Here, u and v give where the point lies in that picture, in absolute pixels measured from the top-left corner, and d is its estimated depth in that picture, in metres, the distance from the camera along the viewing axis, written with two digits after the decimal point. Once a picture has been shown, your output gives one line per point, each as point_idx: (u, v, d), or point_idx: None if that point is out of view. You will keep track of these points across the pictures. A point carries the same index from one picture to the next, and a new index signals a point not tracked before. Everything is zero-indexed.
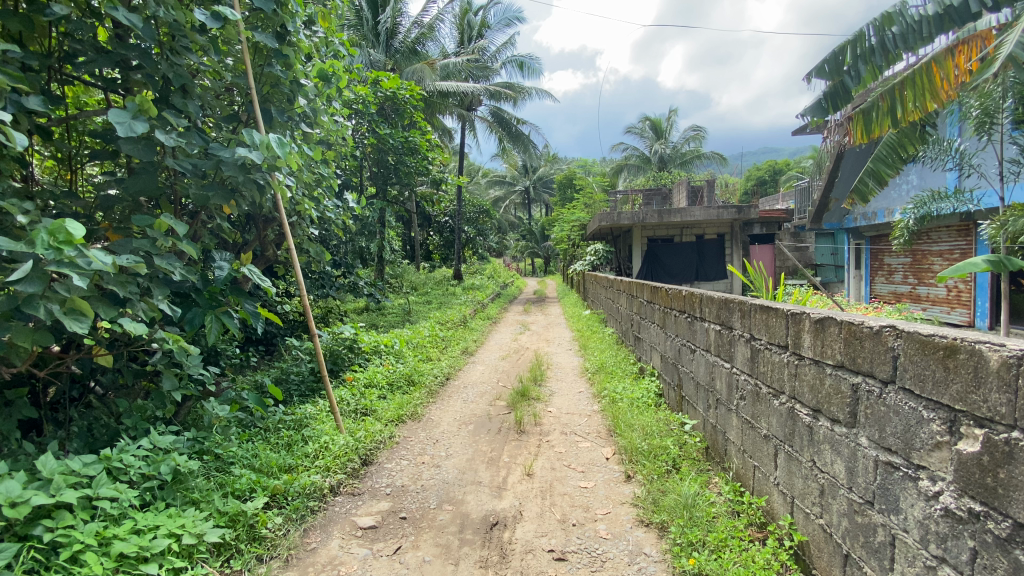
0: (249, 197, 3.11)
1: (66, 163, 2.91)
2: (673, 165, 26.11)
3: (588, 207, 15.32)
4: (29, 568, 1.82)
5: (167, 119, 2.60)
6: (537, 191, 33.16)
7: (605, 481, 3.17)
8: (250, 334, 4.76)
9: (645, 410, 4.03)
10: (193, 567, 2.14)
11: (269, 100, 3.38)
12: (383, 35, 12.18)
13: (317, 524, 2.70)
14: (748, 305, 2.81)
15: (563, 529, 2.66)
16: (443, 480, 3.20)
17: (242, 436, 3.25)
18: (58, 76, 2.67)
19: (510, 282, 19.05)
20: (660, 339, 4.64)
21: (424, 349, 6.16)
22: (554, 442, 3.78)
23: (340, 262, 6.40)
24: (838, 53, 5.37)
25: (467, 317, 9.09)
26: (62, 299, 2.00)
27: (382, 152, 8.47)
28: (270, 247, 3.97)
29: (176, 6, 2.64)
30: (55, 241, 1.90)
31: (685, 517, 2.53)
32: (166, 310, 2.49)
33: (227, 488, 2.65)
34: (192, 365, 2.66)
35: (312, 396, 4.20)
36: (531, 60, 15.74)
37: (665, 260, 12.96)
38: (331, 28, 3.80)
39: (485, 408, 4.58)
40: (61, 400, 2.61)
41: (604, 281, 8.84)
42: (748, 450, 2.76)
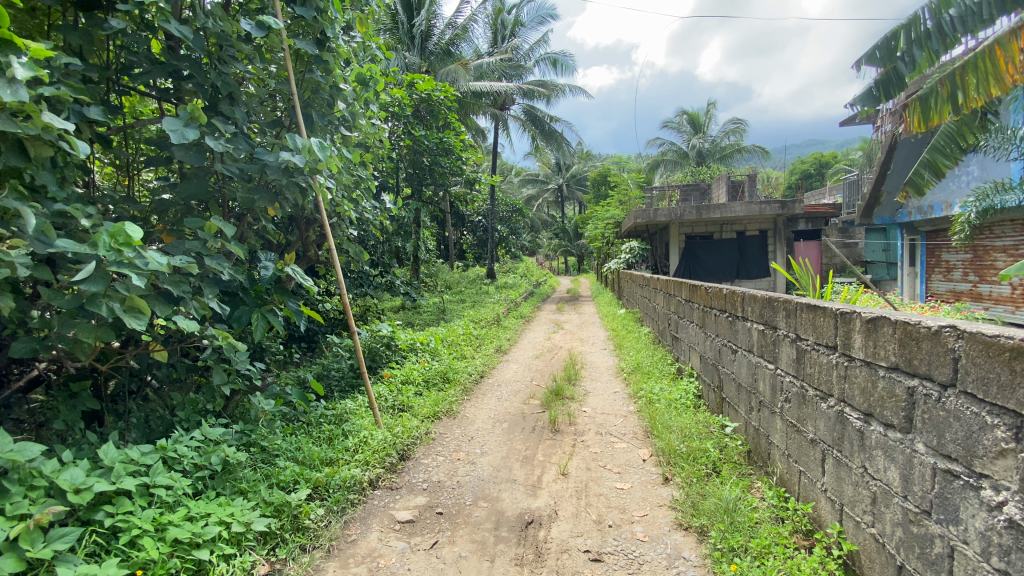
0: (293, 200, 3.22)
1: (124, 169, 3.09)
2: (711, 160, 25.47)
3: (622, 204, 15.08)
4: (92, 551, 1.96)
5: (216, 125, 2.73)
6: (570, 189, 32.90)
7: (642, 483, 3.12)
8: (294, 331, 4.93)
9: (683, 411, 3.95)
10: (242, 554, 2.24)
11: (311, 105, 3.48)
12: (418, 38, 12.39)
13: (358, 516, 2.77)
14: (793, 303, 2.70)
15: (599, 529, 2.63)
16: (478, 477, 3.23)
17: (286, 429, 3.36)
18: (116, 87, 2.84)
19: (543, 281, 19.02)
20: (700, 339, 4.52)
21: (459, 347, 6.23)
22: (589, 442, 3.75)
23: (377, 262, 6.55)
24: (890, 39, 5.12)
25: (500, 316, 9.10)
26: (122, 297, 2.12)
27: (417, 153, 8.63)
28: (311, 247, 4.10)
29: (224, 17, 2.78)
30: (115, 243, 2.03)
31: (725, 522, 2.46)
32: (215, 308, 2.61)
33: (273, 479, 2.74)
34: (239, 360, 2.77)
35: (352, 392, 4.33)
36: (565, 57, 15.65)
37: (704, 257, 12.62)
38: (369, 34, 3.91)
39: (519, 406, 4.59)
40: (121, 392, 2.77)
41: (640, 280, 8.72)
42: (794, 454, 2.66)
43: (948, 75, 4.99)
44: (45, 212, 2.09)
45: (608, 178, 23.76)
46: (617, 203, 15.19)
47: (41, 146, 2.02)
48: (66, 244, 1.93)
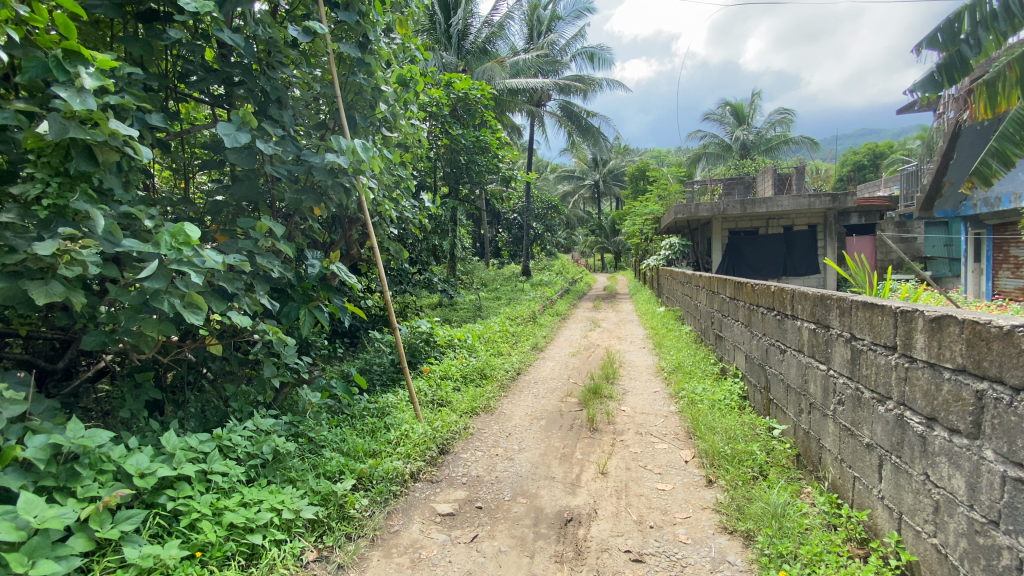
0: (337, 200, 3.31)
1: (179, 173, 3.25)
2: (756, 153, 24.56)
3: (661, 198, 14.73)
4: (156, 533, 2.09)
5: (266, 129, 2.84)
6: (607, 185, 32.46)
7: (684, 484, 3.05)
8: (338, 327, 5.09)
9: (727, 412, 3.83)
10: (292, 540, 2.33)
11: (354, 107, 3.59)
12: (455, 37, 12.51)
13: (400, 507, 2.84)
14: (848, 301, 2.57)
15: (640, 530, 2.59)
16: (516, 473, 3.24)
17: (332, 421, 3.48)
18: (175, 95, 3.00)
19: (579, 278, 18.88)
20: (745, 338, 4.38)
21: (496, 344, 6.27)
22: (628, 442, 3.70)
23: (416, 260, 6.68)
24: (953, 21, 4.80)
25: (536, 313, 9.09)
26: (182, 294, 2.24)
27: (454, 152, 8.72)
28: (354, 246, 4.22)
29: (272, 24, 2.90)
30: (175, 242, 2.15)
31: (774, 527, 2.38)
32: (266, 304, 2.72)
33: (320, 469, 2.84)
34: (289, 354, 2.90)
35: (393, 386, 4.45)
36: (602, 51, 15.44)
37: (748, 253, 12.20)
38: (409, 35, 3.97)
39: (556, 404, 4.58)
40: (180, 383, 2.93)
41: (681, 277, 8.53)
42: (847, 459, 2.54)
43: (1018, 58, 4.62)
44: (113, 213, 2.24)
45: (647, 173, 23.30)
46: (656, 198, 14.85)
47: (108, 152, 2.15)
48: (132, 244, 2.07)
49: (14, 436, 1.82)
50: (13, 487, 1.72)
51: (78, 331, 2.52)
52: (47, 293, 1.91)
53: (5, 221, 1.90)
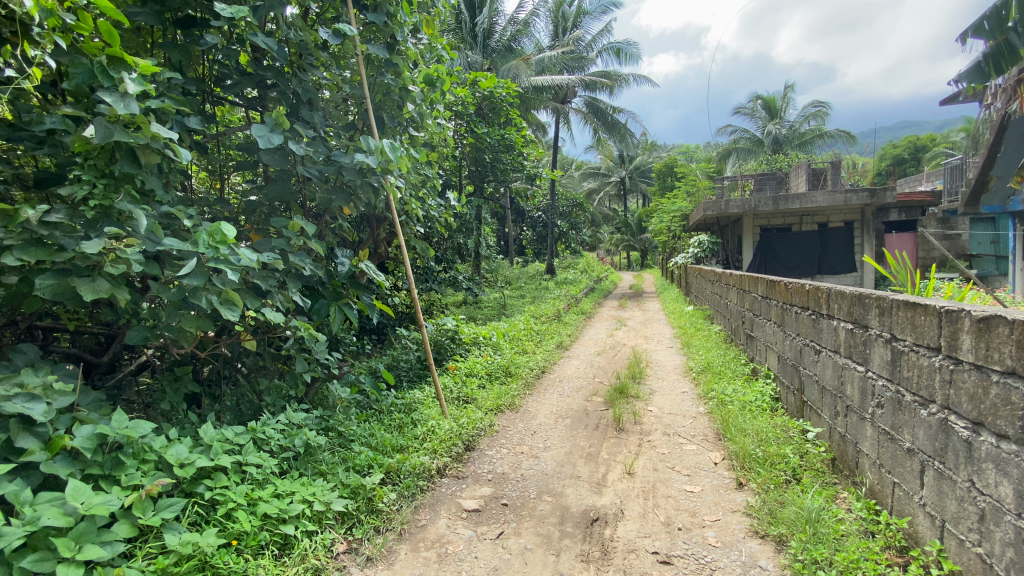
0: (366, 199, 3.37)
1: (215, 174, 3.35)
2: (789, 147, 23.86)
3: (689, 195, 14.45)
4: (195, 521, 2.17)
5: (298, 130, 2.91)
6: (634, 182, 32.07)
7: (713, 487, 3.00)
8: (366, 324, 5.18)
9: (759, 414, 3.73)
10: (322, 532, 2.38)
11: (382, 108, 3.65)
12: (480, 36, 12.57)
13: (427, 502, 2.87)
14: (889, 300, 2.47)
15: (668, 532, 2.56)
16: (542, 471, 3.25)
17: (361, 416, 3.54)
18: (211, 98, 3.11)
19: (604, 276, 18.72)
20: (778, 339, 4.26)
21: (521, 342, 6.28)
22: (656, 442, 3.65)
23: (442, 258, 6.75)
24: (1002, 7, 4.55)
25: (561, 311, 9.06)
26: (218, 291, 2.32)
27: (479, 151, 8.75)
28: (382, 244, 4.29)
29: (304, 28, 2.97)
30: (213, 241, 2.23)
31: (807, 532, 2.31)
32: (298, 301, 2.79)
33: (350, 462, 2.89)
34: (319, 350, 2.97)
35: (419, 382, 4.51)
36: (629, 46, 15.24)
37: (780, 251, 11.87)
38: (435, 35, 4.00)
39: (582, 403, 4.55)
40: (216, 377, 3.03)
41: (711, 275, 8.35)
42: (887, 464, 2.44)
43: None
44: (154, 213, 2.33)
45: (675, 169, 22.90)
46: (684, 195, 14.58)
47: (150, 154, 2.24)
48: (172, 242, 2.16)
49: (63, 425, 1.93)
50: (62, 474, 1.82)
51: (122, 326, 2.63)
52: (94, 290, 2.00)
53: (56, 221, 2.00)
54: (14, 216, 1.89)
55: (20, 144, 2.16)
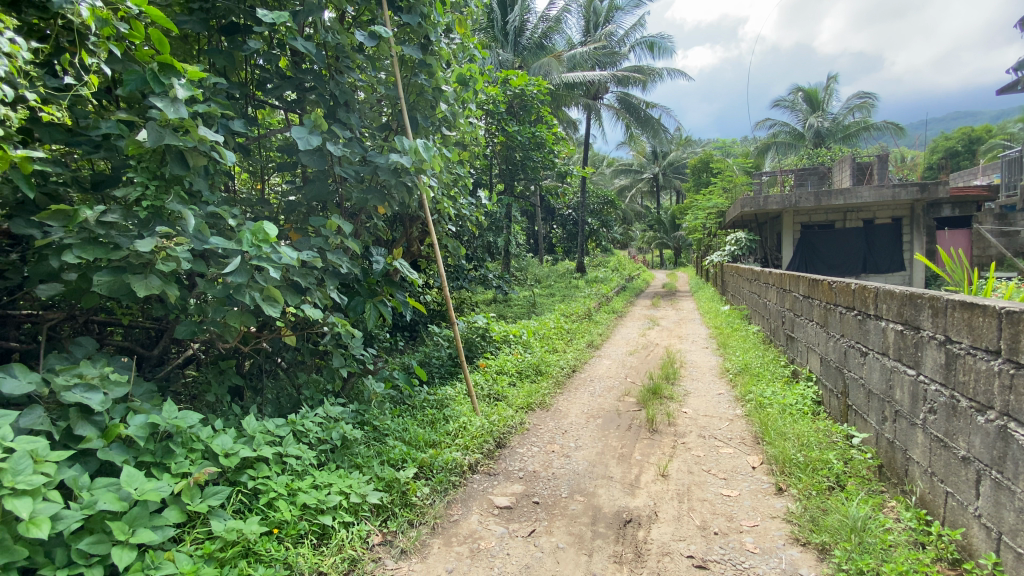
0: (400, 199, 3.43)
1: (256, 175, 3.46)
2: (831, 141, 22.90)
3: (726, 191, 14.04)
4: (239, 508, 2.26)
5: (335, 131, 2.99)
6: (667, 178, 31.43)
7: (751, 491, 2.91)
8: (399, 321, 5.27)
9: (800, 418, 3.60)
10: (358, 523, 2.44)
11: (416, 108, 3.71)
12: (511, 34, 12.59)
13: (459, 498, 2.90)
14: (944, 301, 2.34)
15: (704, 536, 2.50)
16: (573, 470, 3.23)
17: (394, 411, 3.61)
18: (253, 102, 3.22)
19: (636, 275, 18.45)
20: (820, 340, 4.10)
21: (551, 341, 6.26)
22: (690, 445, 3.58)
23: (472, 256, 6.80)
24: None
25: (592, 310, 8.98)
26: (261, 287, 2.41)
27: (510, 149, 8.77)
28: (415, 243, 4.35)
29: (341, 31, 3.05)
30: (255, 240, 2.31)
31: (853, 542, 2.23)
32: (335, 298, 2.87)
33: (384, 456, 2.95)
34: (355, 345, 3.05)
35: (451, 379, 4.57)
36: (662, 39, 14.95)
37: (822, 249, 11.43)
38: (468, 34, 4.02)
39: (614, 403, 4.51)
40: (257, 371, 3.14)
41: (749, 274, 8.11)
42: (939, 473, 2.33)
43: None
44: (202, 213, 2.43)
45: (711, 165, 22.32)
46: (720, 191, 14.19)
47: (197, 156, 2.34)
48: (218, 241, 2.24)
49: (118, 415, 2.04)
50: (117, 461, 1.92)
51: (170, 321, 2.76)
52: (147, 286, 2.10)
53: (112, 221, 2.12)
54: (74, 216, 2.01)
55: (79, 149, 2.28)
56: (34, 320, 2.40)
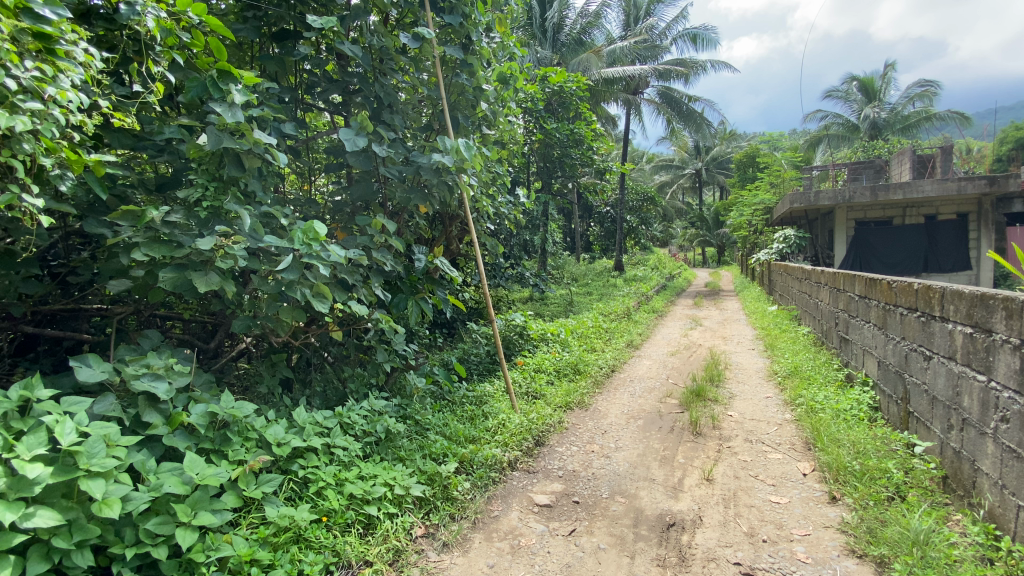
0: (441, 198, 3.48)
1: (304, 176, 3.58)
2: (889, 132, 21.63)
3: (773, 186, 13.51)
4: (290, 496, 2.35)
5: (380, 133, 3.06)
6: (709, 174, 30.50)
7: (802, 499, 2.80)
8: (439, 317, 5.35)
9: (855, 424, 3.43)
10: (402, 514, 2.50)
11: (457, 108, 3.76)
12: (550, 30, 12.54)
13: (499, 494, 2.92)
14: (1020, 302, 2.18)
15: (752, 543, 2.43)
16: (614, 471, 3.19)
17: (435, 406, 3.68)
18: (303, 105, 3.34)
19: (677, 273, 18.02)
20: (878, 342, 3.89)
21: (590, 340, 6.20)
22: (737, 449, 3.48)
23: (509, 254, 6.84)
24: None
25: (631, 309, 8.83)
26: (311, 284, 2.50)
27: (549, 147, 8.73)
28: (454, 241, 4.41)
29: (386, 34, 3.13)
30: (306, 238, 2.40)
31: (914, 555, 2.11)
32: (379, 295, 2.95)
33: (426, 450, 3.00)
34: (398, 342, 3.12)
35: (489, 375, 4.61)
36: (706, 31, 14.52)
37: (878, 247, 10.83)
38: (508, 32, 4.03)
39: (655, 404, 4.43)
40: (306, 365, 3.26)
41: (798, 273, 7.78)
42: (1012, 486, 2.17)
43: None
44: (256, 213, 2.55)
45: (756, 159, 21.49)
46: (767, 186, 13.66)
47: (252, 158, 2.45)
48: (271, 239, 2.34)
49: (181, 404, 2.17)
50: (181, 447, 2.04)
51: (226, 315, 2.90)
52: (207, 282, 2.21)
53: (175, 220, 2.25)
54: (141, 216, 2.14)
55: (145, 153, 2.43)
56: (104, 313, 2.58)
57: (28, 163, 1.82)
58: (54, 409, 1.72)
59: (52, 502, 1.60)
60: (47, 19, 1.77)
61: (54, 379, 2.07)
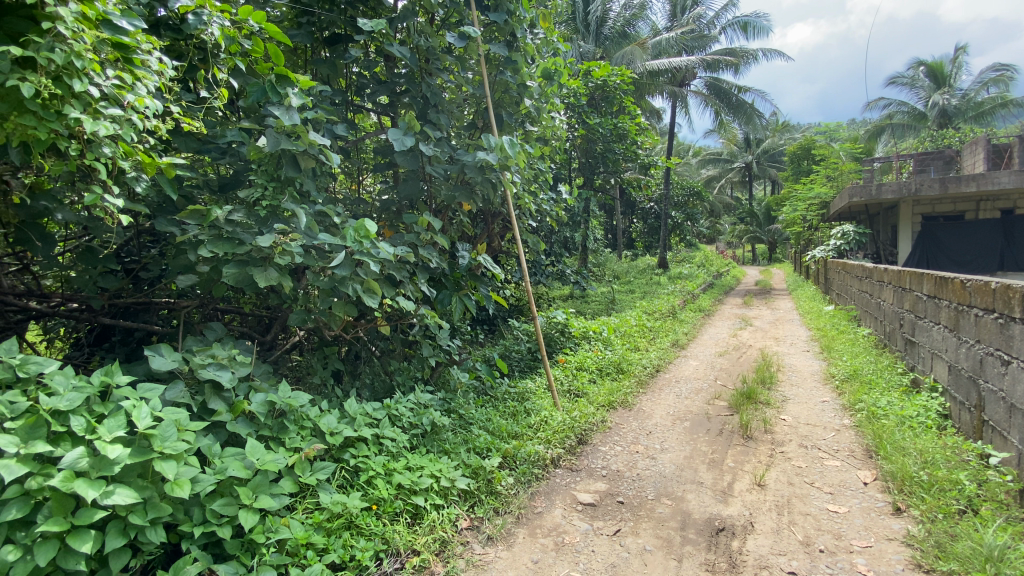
0: (485, 195, 3.51)
1: (353, 176, 3.69)
2: (960, 120, 20.09)
3: (829, 180, 12.84)
4: (342, 483, 2.44)
5: (427, 132, 3.12)
6: (759, 168, 29.26)
7: (862, 509, 2.66)
8: (481, 314, 5.39)
9: (921, 432, 3.23)
10: (448, 506, 2.55)
11: (501, 105, 3.77)
12: (593, 25, 12.35)
13: (542, 490, 2.93)
14: None
15: (807, 552, 2.33)
16: (660, 473, 3.14)
17: (478, 401, 3.73)
18: (353, 107, 3.44)
19: (724, 271, 17.39)
20: (949, 345, 3.63)
21: (633, 339, 6.09)
22: (790, 454, 3.34)
23: (551, 251, 6.82)
24: None
25: (676, 308, 8.61)
26: (361, 280, 2.58)
27: (591, 142, 8.63)
28: (496, 238, 4.45)
29: (433, 34, 3.17)
30: (358, 236, 2.50)
31: (989, 573, 1.97)
32: (426, 291, 3.02)
33: (471, 444, 3.05)
34: (443, 337, 3.19)
35: (531, 372, 4.63)
36: (757, 18, 13.93)
37: (948, 243, 10.10)
38: (551, 28, 4.01)
39: (702, 406, 4.31)
40: (355, 358, 3.38)
41: (858, 271, 7.36)
42: None
43: None
44: (311, 212, 2.65)
45: (812, 152, 20.43)
46: (823, 180, 12.98)
47: (307, 159, 2.54)
48: (326, 237, 2.44)
49: (243, 392, 2.29)
50: (242, 433, 2.15)
51: (281, 310, 3.04)
52: (266, 278, 2.32)
53: (237, 219, 2.37)
54: (207, 215, 2.28)
55: (209, 155, 2.58)
56: (172, 306, 2.75)
57: (109, 166, 1.95)
58: (131, 395, 1.85)
59: (129, 481, 1.73)
60: (125, 30, 1.87)
61: (129, 367, 2.24)
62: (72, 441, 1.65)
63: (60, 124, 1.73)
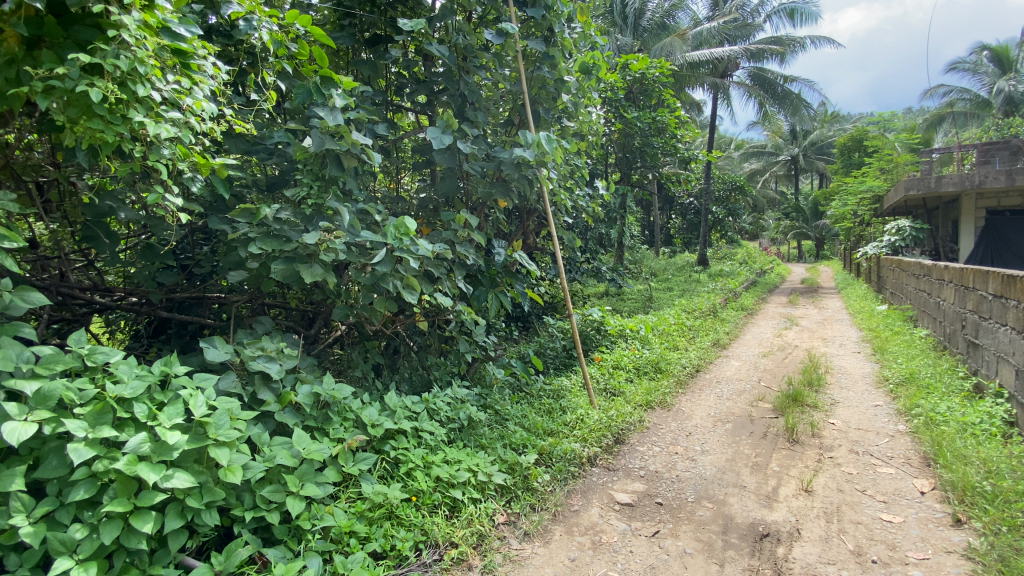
0: (521, 191, 3.51)
1: (393, 175, 3.76)
2: None
3: (883, 173, 12.17)
4: (383, 474, 2.51)
5: (464, 130, 3.14)
6: (805, 161, 28.06)
7: (918, 519, 2.53)
8: (518, 311, 5.40)
9: (984, 440, 3.03)
10: (485, 500, 2.58)
11: (539, 101, 3.76)
12: (631, 17, 12.15)
13: (579, 488, 2.92)
14: None
15: (858, 562, 2.24)
16: (700, 475, 3.07)
17: (513, 397, 3.75)
18: (393, 106, 3.50)
19: (767, 269, 16.77)
20: (1018, 348, 3.39)
21: (672, 337, 5.97)
22: (839, 460, 3.20)
23: (587, 248, 6.76)
24: None
25: (717, 306, 8.37)
26: (401, 277, 2.64)
27: (628, 137, 8.47)
28: (532, 235, 4.44)
29: (471, 32, 3.18)
30: (398, 233, 2.54)
31: None
32: (463, 287, 3.06)
33: (507, 440, 3.08)
34: (479, 333, 3.22)
35: (566, 370, 4.61)
36: (805, 3, 13.34)
37: (1016, 239, 9.41)
38: (589, 22, 3.96)
39: (744, 407, 4.19)
40: (394, 352, 3.45)
41: (915, 269, 6.95)
42: None
43: None
44: (353, 210, 2.72)
45: (863, 143, 19.42)
46: (876, 173, 12.31)
47: (350, 158, 2.61)
48: (368, 234, 2.51)
49: (290, 384, 2.38)
50: (289, 423, 2.23)
51: (325, 305, 3.14)
52: (312, 274, 2.40)
53: (284, 217, 2.46)
54: (257, 214, 2.37)
55: (257, 156, 2.68)
56: (224, 301, 2.89)
57: (168, 167, 2.06)
58: (188, 384, 1.96)
59: (187, 466, 1.83)
60: (182, 36, 1.97)
61: (186, 358, 2.36)
62: (136, 427, 1.76)
63: (125, 127, 1.83)
